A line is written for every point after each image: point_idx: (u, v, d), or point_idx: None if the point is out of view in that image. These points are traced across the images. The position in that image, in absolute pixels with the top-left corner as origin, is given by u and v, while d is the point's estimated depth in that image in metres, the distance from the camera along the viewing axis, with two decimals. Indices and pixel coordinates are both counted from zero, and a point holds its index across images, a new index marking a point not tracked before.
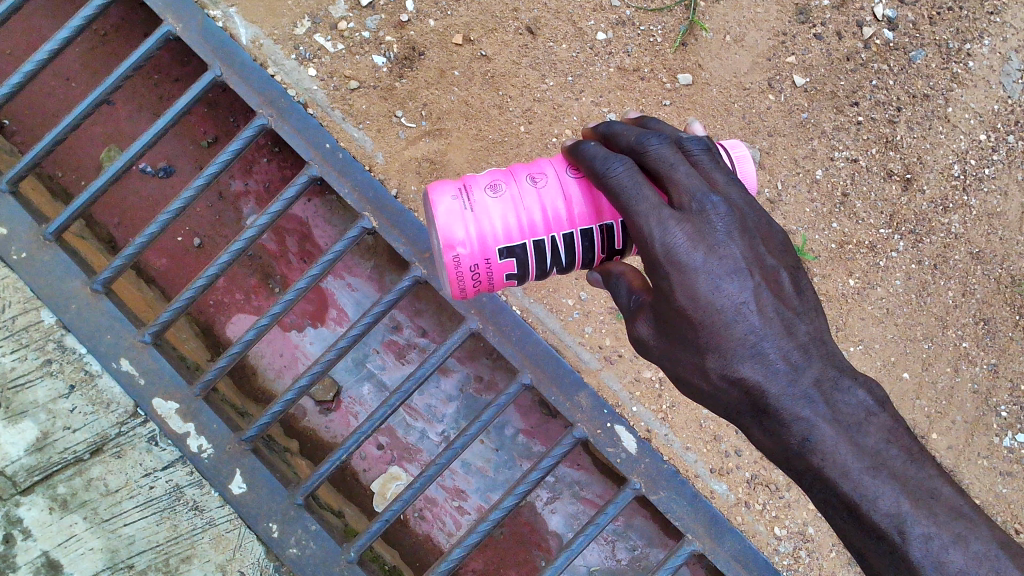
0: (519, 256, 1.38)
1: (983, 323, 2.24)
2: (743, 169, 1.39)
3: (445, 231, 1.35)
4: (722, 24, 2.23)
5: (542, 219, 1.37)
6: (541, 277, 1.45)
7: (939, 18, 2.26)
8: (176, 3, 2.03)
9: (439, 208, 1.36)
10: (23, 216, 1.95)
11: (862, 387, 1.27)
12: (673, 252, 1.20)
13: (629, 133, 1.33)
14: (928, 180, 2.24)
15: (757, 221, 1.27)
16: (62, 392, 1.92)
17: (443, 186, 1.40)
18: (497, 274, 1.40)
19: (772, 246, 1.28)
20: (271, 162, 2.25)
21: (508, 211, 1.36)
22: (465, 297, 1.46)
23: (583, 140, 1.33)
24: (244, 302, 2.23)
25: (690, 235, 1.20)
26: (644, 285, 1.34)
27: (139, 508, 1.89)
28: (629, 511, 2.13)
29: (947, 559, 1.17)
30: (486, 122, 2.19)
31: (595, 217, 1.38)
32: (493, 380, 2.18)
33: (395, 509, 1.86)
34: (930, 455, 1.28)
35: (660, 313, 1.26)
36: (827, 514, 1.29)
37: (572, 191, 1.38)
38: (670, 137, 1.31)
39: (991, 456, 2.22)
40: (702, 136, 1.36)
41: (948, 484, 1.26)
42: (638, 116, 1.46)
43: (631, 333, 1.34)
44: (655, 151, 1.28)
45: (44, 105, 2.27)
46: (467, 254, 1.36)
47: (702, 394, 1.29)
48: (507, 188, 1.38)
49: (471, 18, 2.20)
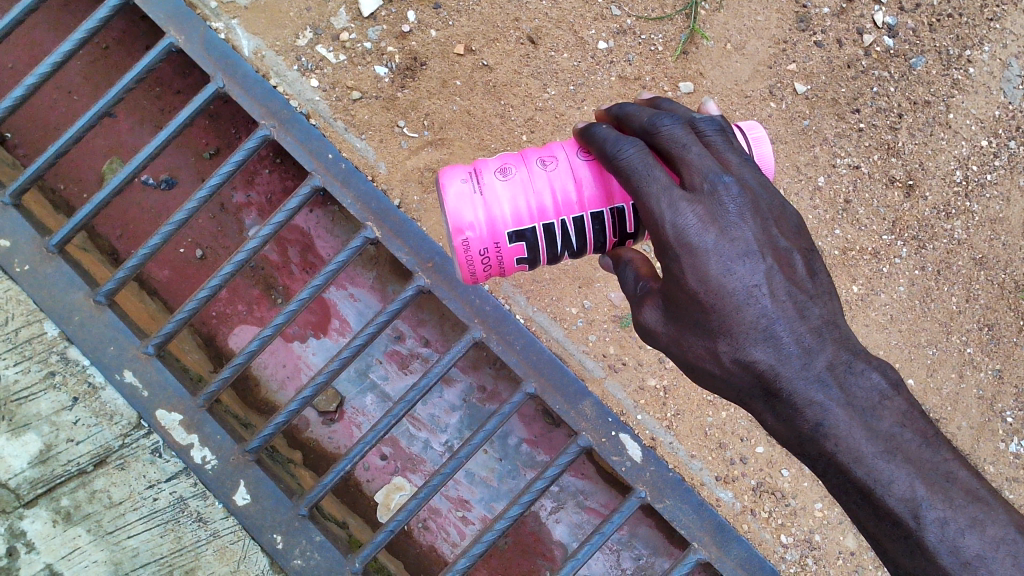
0: (529, 239, 1.39)
1: (988, 328, 2.24)
2: (759, 151, 1.38)
3: (454, 214, 1.36)
4: (722, 32, 2.24)
5: (552, 202, 1.37)
6: (553, 262, 1.45)
7: (939, 25, 2.27)
8: (178, 15, 2.04)
9: (449, 191, 1.38)
10: (26, 228, 1.96)
11: (876, 369, 1.26)
12: (684, 234, 1.19)
13: (642, 114, 1.31)
14: (929, 186, 2.25)
15: (770, 203, 1.26)
16: (65, 404, 1.91)
17: (455, 171, 1.41)
18: (508, 258, 1.41)
19: (785, 228, 1.27)
20: (273, 173, 2.25)
21: (517, 194, 1.37)
22: (477, 282, 1.47)
23: (595, 122, 1.32)
24: (246, 313, 2.23)
25: (701, 216, 1.20)
26: (651, 273, 1.35)
27: (143, 520, 1.89)
28: (633, 520, 2.12)
29: (962, 544, 1.17)
30: (488, 131, 2.19)
31: (606, 200, 1.38)
32: (496, 391, 2.18)
33: (400, 519, 1.85)
34: (946, 438, 1.27)
35: (670, 298, 1.26)
36: (842, 501, 1.29)
37: (582, 173, 1.37)
38: (683, 117, 1.29)
39: (997, 462, 2.22)
40: (716, 115, 1.34)
41: (964, 467, 1.25)
42: (651, 97, 1.44)
43: (638, 321, 1.34)
44: (667, 131, 1.26)
45: (46, 118, 2.28)
46: (476, 238, 1.37)
47: (715, 379, 1.28)
48: (517, 172, 1.38)
49: (473, 28, 2.21)
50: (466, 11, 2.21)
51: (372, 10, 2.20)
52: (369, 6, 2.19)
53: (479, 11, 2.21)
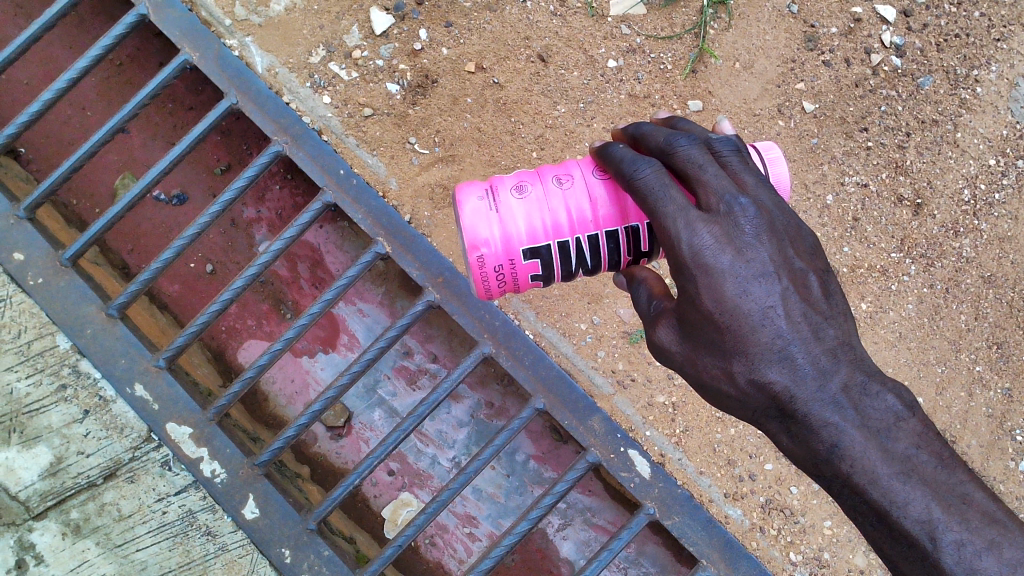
0: (544, 257, 1.40)
1: (997, 346, 2.24)
2: (775, 172, 1.39)
3: (470, 230, 1.38)
4: (731, 51, 2.26)
5: (567, 220, 1.38)
6: (567, 280, 1.46)
7: (946, 45, 2.29)
8: (194, 32, 2.07)
9: (465, 208, 1.39)
10: (41, 242, 1.97)
11: (891, 392, 1.26)
12: (700, 254, 1.20)
13: (659, 134, 1.33)
14: (938, 205, 2.25)
15: (786, 224, 1.27)
16: (76, 417, 1.92)
17: (471, 187, 1.42)
18: (522, 275, 1.42)
19: (800, 248, 1.28)
20: (283, 188, 2.27)
21: (533, 212, 1.38)
22: (490, 298, 1.48)
23: (612, 142, 1.34)
24: (256, 328, 2.24)
25: (718, 236, 1.21)
26: (664, 292, 1.36)
27: (151, 533, 1.89)
28: (641, 538, 2.11)
29: (980, 566, 1.17)
30: (499, 148, 2.21)
31: (621, 218, 1.39)
32: (504, 406, 2.18)
33: (408, 534, 1.86)
34: (963, 460, 1.26)
35: (684, 318, 1.26)
36: (855, 520, 1.29)
37: (597, 192, 1.38)
38: (699, 138, 1.31)
39: (1007, 481, 2.22)
40: (732, 135, 1.35)
41: (980, 489, 1.25)
42: (667, 116, 1.45)
43: (651, 339, 1.34)
44: (684, 152, 1.28)
45: (60, 133, 2.30)
46: (491, 254, 1.38)
47: (729, 400, 1.28)
48: (533, 190, 1.40)
49: (484, 46, 2.23)
50: (477, 30, 2.24)
51: (384, 28, 2.22)
52: (381, 24, 2.22)
53: (490, 30, 2.24)
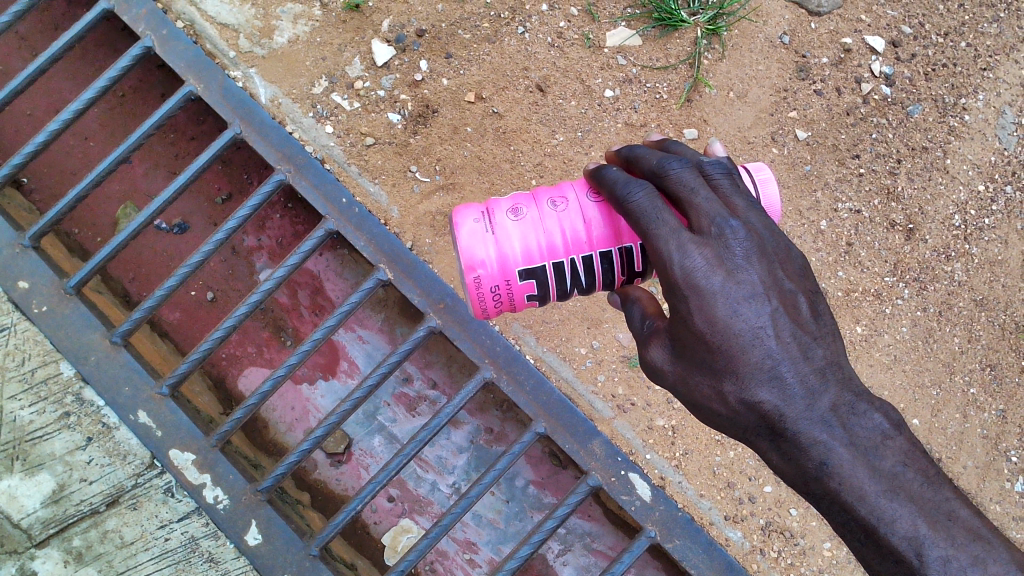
0: (540, 277, 1.43)
1: (991, 368, 2.28)
2: (766, 193, 1.43)
3: (467, 252, 1.41)
4: (725, 81, 2.30)
5: (562, 241, 1.41)
6: (562, 299, 1.49)
7: (934, 74, 2.35)
8: (197, 64, 2.10)
9: (462, 230, 1.43)
10: (46, 270, 1.99)
11: (880, 411, 1.30)
12: (692, 275, 1.23)
13: (652, 157, 1.35)
14: (929, 230, 2.30)
15: (776, 246, 1.30)
16: (79, 444, 1.93)
17: (467, 210, 1.46)
18: (518, 295, 1.45)
19: (790, 270, 1.31)
20: (283, 217, 2.30)
21: (528, 233, 1.42)
22: (487, 319, 1.52)
23: (606, 164, 1.37)
24: (256, 355, 2.25)
25: (709, 258, 1.24)
26: (657, 311, 1.38)
27: (154, 560, 1.90)
28: (640, 563, 2.11)
29: None
30: (498, 175, 2.25)
31: (615, 239, 1.42)
32: (503, 432, 2.20)
33: (411, 560, 1.88)
34: (947, 477, 1.30)
35: (675, 337, 1.29)
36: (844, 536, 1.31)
37: (592, 214, 1.42)
38: (692, 161, 1.34)
39: (1003, 501, 2.24)
40: (724, 158, 1.39)
41: (965, 506, 1.29)
42: (659, 138, 1.48)
43: (644, 358, 1.36)
44: (676, 174, 1.30)
45: (62, 163, 2.33)
46: (487, 275, 1.42)
47: (719, 418, 1.31)
48: (528, 212, 1.43)
49: (483, 77, 2.28)
50: (477, 60, 2.28)
51: (385, 60, 2.26)
52: (382, 55, 2.26)
53: (489, 61, 2.28)
